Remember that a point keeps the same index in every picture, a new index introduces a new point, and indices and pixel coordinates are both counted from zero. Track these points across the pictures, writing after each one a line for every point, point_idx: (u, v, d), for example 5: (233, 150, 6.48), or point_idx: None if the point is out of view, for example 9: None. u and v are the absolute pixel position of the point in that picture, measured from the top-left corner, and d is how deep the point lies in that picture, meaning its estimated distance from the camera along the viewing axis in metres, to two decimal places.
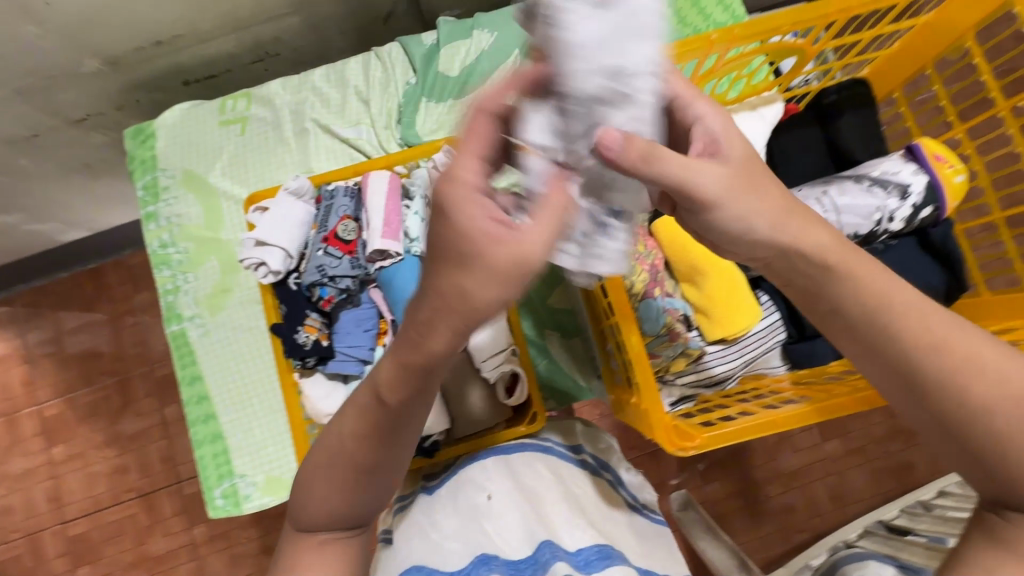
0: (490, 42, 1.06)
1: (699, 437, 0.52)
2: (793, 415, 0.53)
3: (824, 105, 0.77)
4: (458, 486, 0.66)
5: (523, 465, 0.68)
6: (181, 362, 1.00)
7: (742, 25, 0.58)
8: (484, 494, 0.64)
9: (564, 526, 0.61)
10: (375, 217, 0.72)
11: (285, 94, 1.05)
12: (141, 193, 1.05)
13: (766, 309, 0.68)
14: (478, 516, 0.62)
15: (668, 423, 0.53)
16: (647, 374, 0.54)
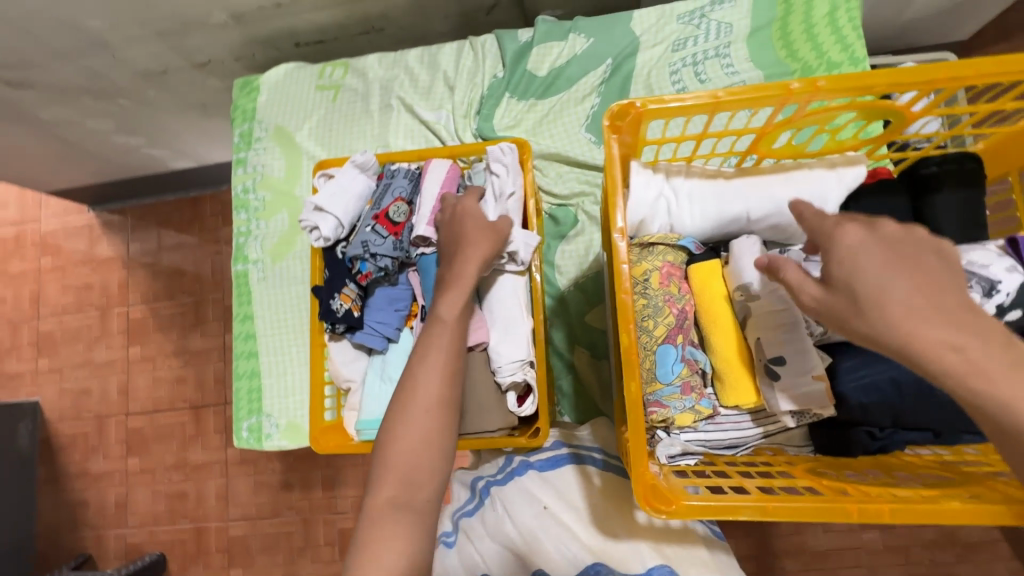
0: (584, 48, 1.04)
1: (674, 503, 0.48)
2: (781, 505, 0.46)
3: (919, 175, 0.67)
4: (516, 495, 0.72)
5: (572, 482, 0.72)
6: (239, 298, 1.09)
7: (832, 76, 0.53)
8: (540, 505, 0.70)
9: (623, 553, 0.65)
10: (426, 204, 0.74)
11: (379, 69, 1.10)
12: (237, 139, 1.14)
13: None
14: (538, 527, 0.69)
15: (647, 478, 0.49)
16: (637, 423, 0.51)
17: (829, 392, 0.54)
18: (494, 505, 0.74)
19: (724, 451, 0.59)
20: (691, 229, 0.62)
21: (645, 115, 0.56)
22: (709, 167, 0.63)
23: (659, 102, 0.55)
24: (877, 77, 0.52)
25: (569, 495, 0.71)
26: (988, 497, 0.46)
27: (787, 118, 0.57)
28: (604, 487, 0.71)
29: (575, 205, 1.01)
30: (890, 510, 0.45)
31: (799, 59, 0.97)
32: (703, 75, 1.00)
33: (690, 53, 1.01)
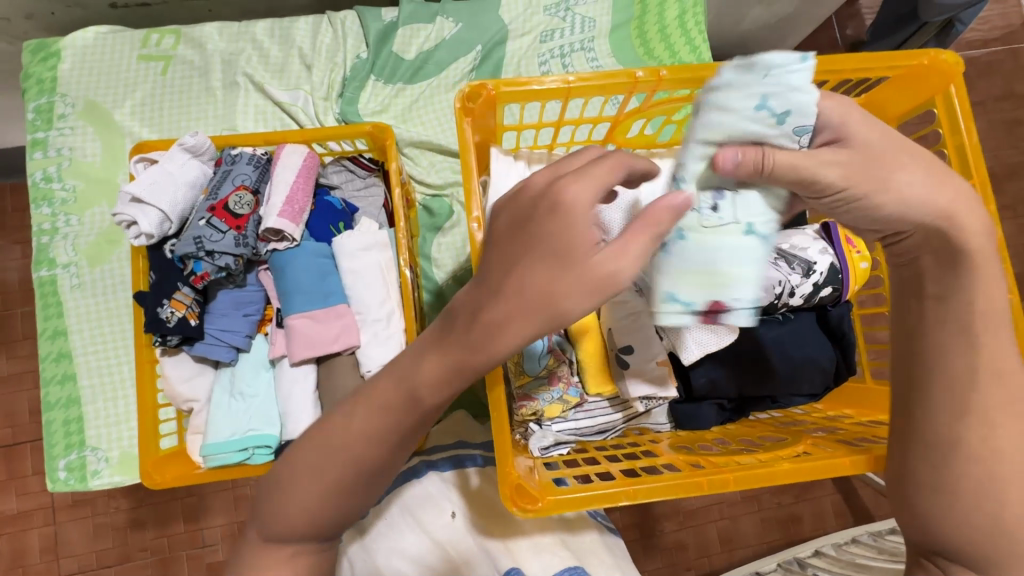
0: (452, 33, 1.01)
1: (539, 501, 0.48)
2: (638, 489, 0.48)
3: None
4: (419, 503, 0.68)
5: (472, 485, 0.70)
6: (45, 312, 0.89)
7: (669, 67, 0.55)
8: (448, 513, 0.68)
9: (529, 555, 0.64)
10: (278, 192, 0.66)
11: (219, 41, 0.97)
12: (31, 116, 0.93)
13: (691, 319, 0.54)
14: (443, 536, 0.66)
15: (512, 478, 0.49)
16: (500, 427, 0.49)
17: (670, 374, 0.56)
18: (389, 517, 0.68)
19: (593, 436, 0.59)
20: None
21: (499, 98, 0.55)
22: (567, 157, 0.63)
23: (510, 87, 0.54)
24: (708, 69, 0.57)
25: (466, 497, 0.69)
26: (815, 456, 0.52)
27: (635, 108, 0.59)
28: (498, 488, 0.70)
29: (449, 197, 0.97)
30: (735, 479, 0.49)
31: (654, 58, 1.04)
32: (570, 67, 1.03)
33: (558, 44, 1.03)
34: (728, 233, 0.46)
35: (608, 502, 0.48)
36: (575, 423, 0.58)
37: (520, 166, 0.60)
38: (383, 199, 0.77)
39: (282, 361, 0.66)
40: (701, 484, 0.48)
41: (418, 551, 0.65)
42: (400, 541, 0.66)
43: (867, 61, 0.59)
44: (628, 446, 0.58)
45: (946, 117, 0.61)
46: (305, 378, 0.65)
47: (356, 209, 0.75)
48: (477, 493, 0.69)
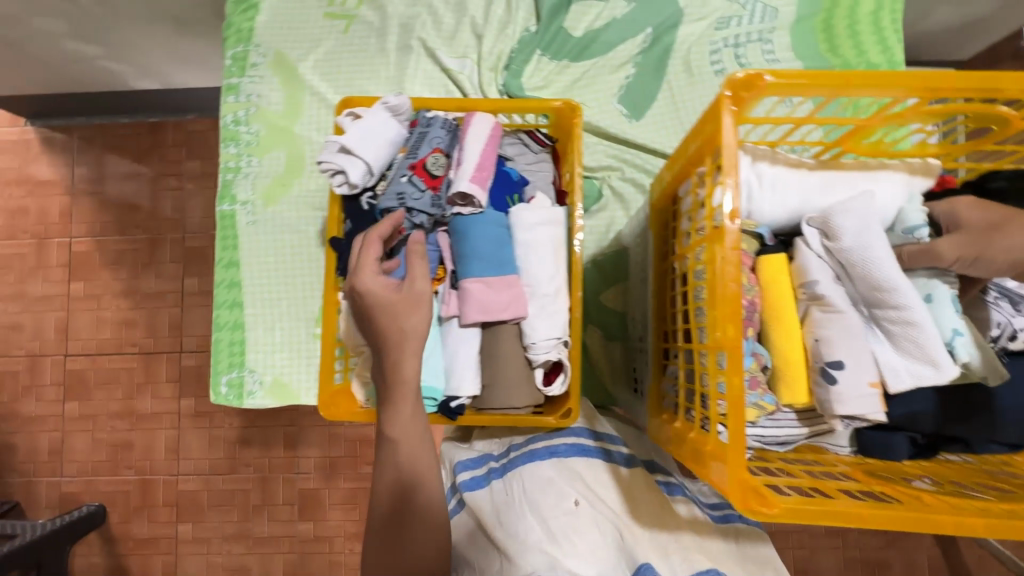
0: (624, 12, 0.99)
1: (779, 505, 0.41)
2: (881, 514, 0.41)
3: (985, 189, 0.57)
4: (546, 482, 0.67)
5: (603, 483, 0.68)
6: (224, 242, 0.99)
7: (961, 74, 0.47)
8: (574, 501, 0.65)
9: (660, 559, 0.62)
10: (469, 159, 0.69)
11: (399, 4, 1.00)
12: (229, 62, 1.02)
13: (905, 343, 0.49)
14: (570, 524, 0.63)
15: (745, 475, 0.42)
16: (736, 426, 0.42)
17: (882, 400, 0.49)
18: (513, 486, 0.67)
19: (775, 447, 0.54)
20: (771, 218, 0.54)
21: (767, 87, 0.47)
22: (789, 155, 0.54)
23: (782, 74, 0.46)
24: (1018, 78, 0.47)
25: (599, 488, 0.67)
26: None
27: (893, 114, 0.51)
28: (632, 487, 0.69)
29: (599, 180, 0.97)
30: (987, 525, 0.42)
31: (839, 56, 0.96)
32: (743, 58, 0.98)
33: (733, 34, 0.98)
34: (893, 265, 0.48)
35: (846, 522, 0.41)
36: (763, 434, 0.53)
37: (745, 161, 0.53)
38: (552, 175, 0.77)
39: (452, 321, 0.69)
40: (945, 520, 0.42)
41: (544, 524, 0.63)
42: (526, 522, 0.63)
43: None
44: (812, 464, 0.53)
45: None
46: (470, 340, 0.68)
47: (528, 182, 0.75)
48: (609, 489, 0.67)
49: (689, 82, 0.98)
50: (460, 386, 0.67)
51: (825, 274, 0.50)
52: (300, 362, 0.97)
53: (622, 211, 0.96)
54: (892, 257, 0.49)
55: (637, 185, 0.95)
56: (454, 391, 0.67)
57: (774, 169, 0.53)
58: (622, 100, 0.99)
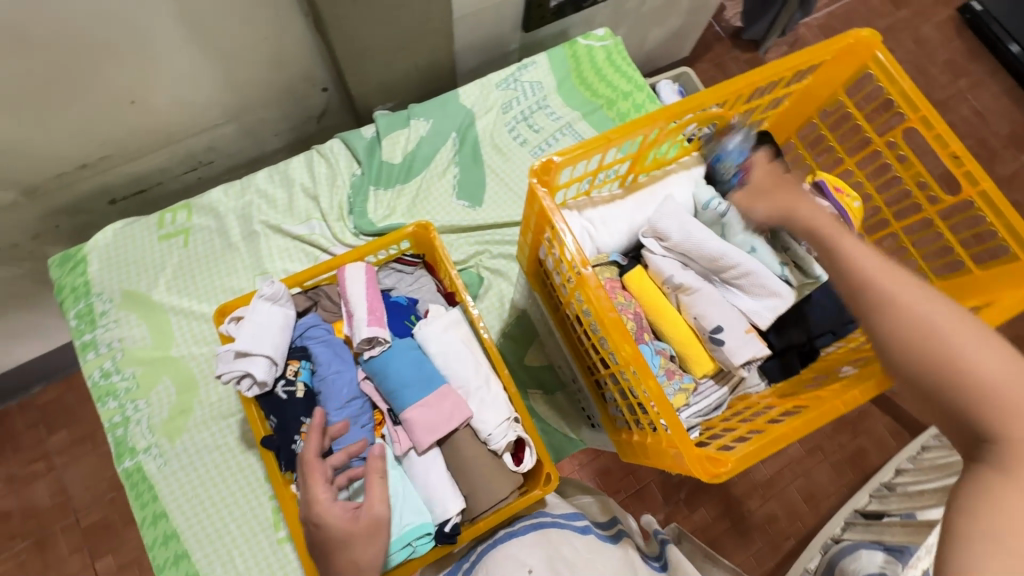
0: (427, 129, 1.13)
1: (729, 461, 0.49)
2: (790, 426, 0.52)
3: None
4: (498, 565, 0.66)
5: (557, 543, 0.69)
6: (140, 501, 0.91)
7: (678, 102, 0.62)
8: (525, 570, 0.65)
9: None
10: (359, 308, 0.74)
11: (229, 200, 1.06)
12: (75, 323, 0.98)
13: (752, 288, 0.60)
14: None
15: (697, 453, 0.49)
16: (670, 416, 0.50)
17: (760, 338, 0.60)
18: None
19: (714, 413, 0.62)
20: (614, 244, 0.64)
21: (557, 164, 0.59)
22: (604, 194, 0.67)
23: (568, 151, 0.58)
24: (706, 95, 0.63)
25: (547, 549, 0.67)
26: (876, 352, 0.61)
27: (654, 140, 0.65)
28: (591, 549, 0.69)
29: (474, 266, 1.07)
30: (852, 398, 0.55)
31: (601, 95, 1.20)
32: (535, 125, 1.17)
33: (519, 110, 1.17)
34: (713, 235, 0.61)
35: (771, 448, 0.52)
36: (698, 409, 0.62)
37: (575, 215, 0.64)
38: (435, 284, 0.85)
39: (410, 455, 0.71)
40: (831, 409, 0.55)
41: None
42: None
43: (809, 53, 0.68)
44: (744, 412, 0.62)
45: (880, 72, 0.69)
46: (434, 463, 0.70)
47: (417, 300, 0.83)
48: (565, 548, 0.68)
49: (506, 160, 1.14)
50: (446, 508, 0.68)
51: (674, 266, 0.62)
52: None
53: (506, 282, 1.06)
54: (710, 233, 0.61)
55: (507, 256, 1.07)
56: (442, 517, 0.68)
57: (599, 212, 0.64)
58: (460, 195, 1.11)
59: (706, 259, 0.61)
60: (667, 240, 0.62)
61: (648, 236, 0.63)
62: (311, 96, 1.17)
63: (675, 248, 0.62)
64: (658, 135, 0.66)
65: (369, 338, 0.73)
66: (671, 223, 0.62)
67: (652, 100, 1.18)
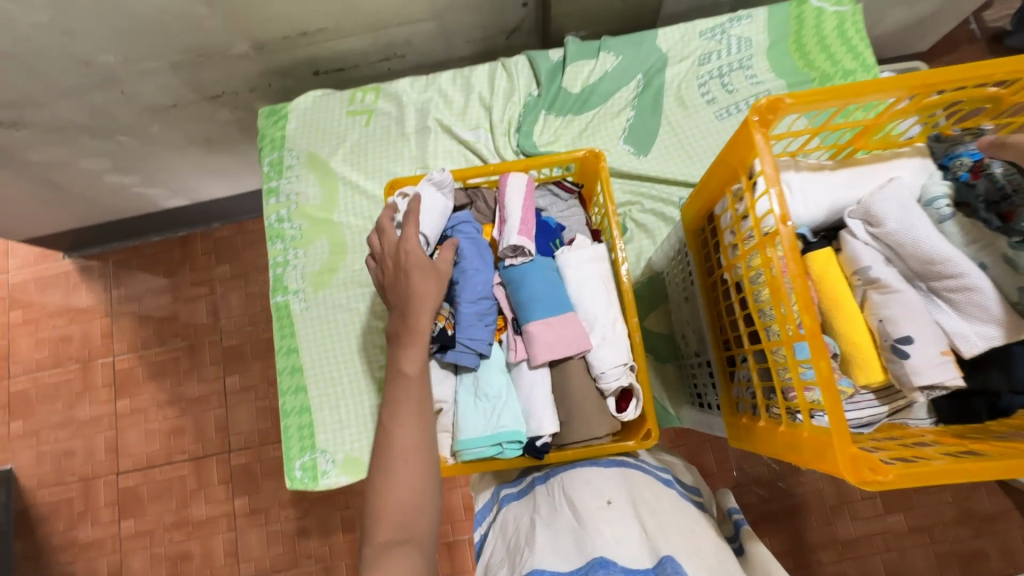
0: (614, 65, 1.09)
1: (890, 471, 0.43)
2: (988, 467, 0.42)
3: None
4: (577, 483, 0.65)
5: (639, 486, 0.65)
6: (281, 331, 1.05)
7: (950, 68, 0.51)
8: (603, 500, 0.62)
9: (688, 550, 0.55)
10: (512, 216, 0.75)
11: (412, 93, 1.11)
12: (267, 169, 1.12)
13: (967, 308, 0.51)
14: (603, 518, 0.59)
15: (849, 449, 0.44)
16: (833, 402, 0.45)
17: (956, 364, 0.51)
18: (551, 496, 0.66)
19: (860, 430, 0.56)
20: (808, 217, 0.57)
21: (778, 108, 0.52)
22: (813, 161, 0.59)
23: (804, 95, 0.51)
24: (994, 68, 0.51)
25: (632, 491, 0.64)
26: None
27: (899, 112, 0.55)
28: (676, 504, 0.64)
29: (620, 215, 1.04)
30: None
31: (816, 68, 1.06)
32: (730, 85, 1.07)
33: (717, 65, 1.08)
34: (938, 234, 0.52)
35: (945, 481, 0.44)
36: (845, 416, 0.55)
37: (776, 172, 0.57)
38: (585, 217, 0.84)
39: (520, 365, 0.74)
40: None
41: (562, 527, 0.60)
42: (554, 516, 0.62)
43: None
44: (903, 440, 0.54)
45: None
46: (540, 379, 0.72)
47: (565, 227, 0.82)
48: (648, 494, 0.64)
49: (686, 115, 1.07)
50: (540, 426, 0.70)
51: (875, 258, 0.54)
52: (369, 435, 1.00)
53: (647, 239, 1.02)
54: (937, 232, 0.52)
55: (657, 214, 1.02)
56: (535, 432, 0.70)
57: (803, 176, 0.58)
58: (628, 140, 1.07)
59: (921, 258, 0.52)
60: (876, 225, 0.54)
61: (853, 215, 0.56)
62: (509, 11, 1.17)
63: (883, 237, 0.54)
64: (904, 107, 0.56)
65: (513, 247, 0.74)
66: (893, 207, 0.53)
67: None
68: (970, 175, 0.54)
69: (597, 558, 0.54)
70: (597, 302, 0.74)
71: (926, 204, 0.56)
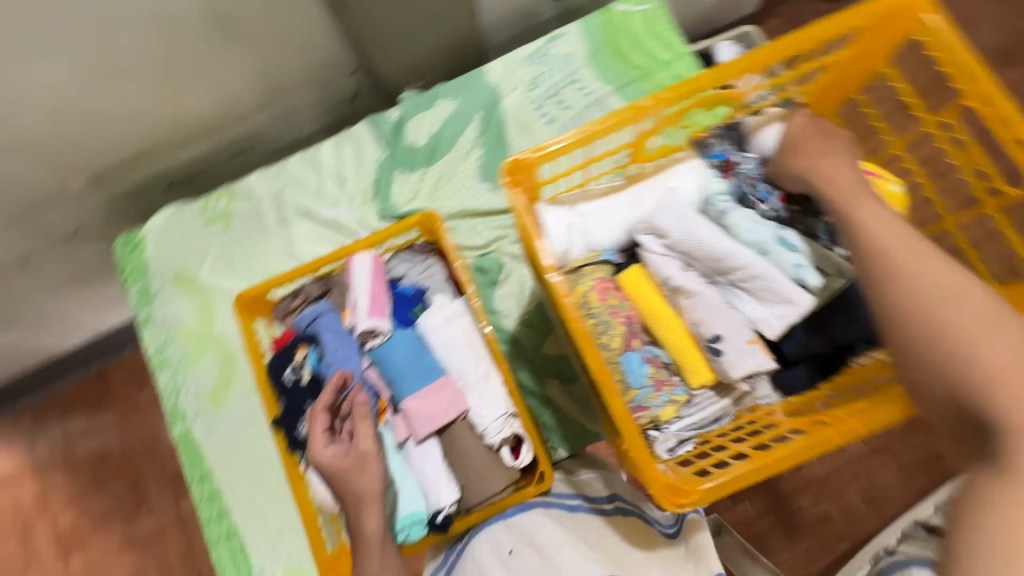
0: (452, 109, 1.11)
1: (692, 493, 0.50)
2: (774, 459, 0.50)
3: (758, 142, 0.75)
4: (484, 541, 0.68)
5: (539, 521, 0.68)
6: (188, 461, 1.01)
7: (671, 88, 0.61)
8: (507, 550, 0.65)
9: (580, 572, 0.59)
10: (362, 298, 0.76)
11: (263, 185, 1.10)
12: (134, 299, 1.08)
13: (762, 293, 0.54)
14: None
15: (662, 480, 0.51)
16: (635, 435, 0.52)
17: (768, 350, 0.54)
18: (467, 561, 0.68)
19: (711, 426, 0.58)
20: (608, 241, 0.60)
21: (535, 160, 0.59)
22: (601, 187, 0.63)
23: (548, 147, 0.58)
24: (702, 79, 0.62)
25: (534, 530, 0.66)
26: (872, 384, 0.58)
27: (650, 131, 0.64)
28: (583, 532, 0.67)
29: (495, 251, 1.05)
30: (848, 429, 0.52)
31: (637, 66, 1.11)
32: (564, 101, 1.10)
33: (547, 85, 1.11)
34: (716, 232, 0.55)
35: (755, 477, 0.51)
36: (695, 420, 0.57)
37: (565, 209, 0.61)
38: (444, 272, 0.84)
39: (408, 443, 0.73)
40: (827, 442, 0.52)
41: None
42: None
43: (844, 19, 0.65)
44: (746, 428, 0.58)
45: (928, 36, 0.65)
46: (429, 452, 0.72)
47: (425, 289, 0.83)
48: (544, 531, 0.66)
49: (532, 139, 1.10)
50: (439, 498, 0.70)
51: (673, 267, 0.57)
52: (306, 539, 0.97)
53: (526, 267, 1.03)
54: (719, 232, 0.56)
55: None
56: (434, 507, 0.70)
57: (593, 206, 0.61)
58: (483, 178, 1.09)
59: (706, 258, 0.55)
60: (665, 236, 0.57)
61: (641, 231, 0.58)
62: (342, 79, 1.18)
63: (675, 246, 0.57)
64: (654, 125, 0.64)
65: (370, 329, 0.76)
66: (672, 221, 0.56)
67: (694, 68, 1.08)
68: (722, 171, 0.66)
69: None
70: (465, 360, 0.75)
71: (706, 203, 0.60)
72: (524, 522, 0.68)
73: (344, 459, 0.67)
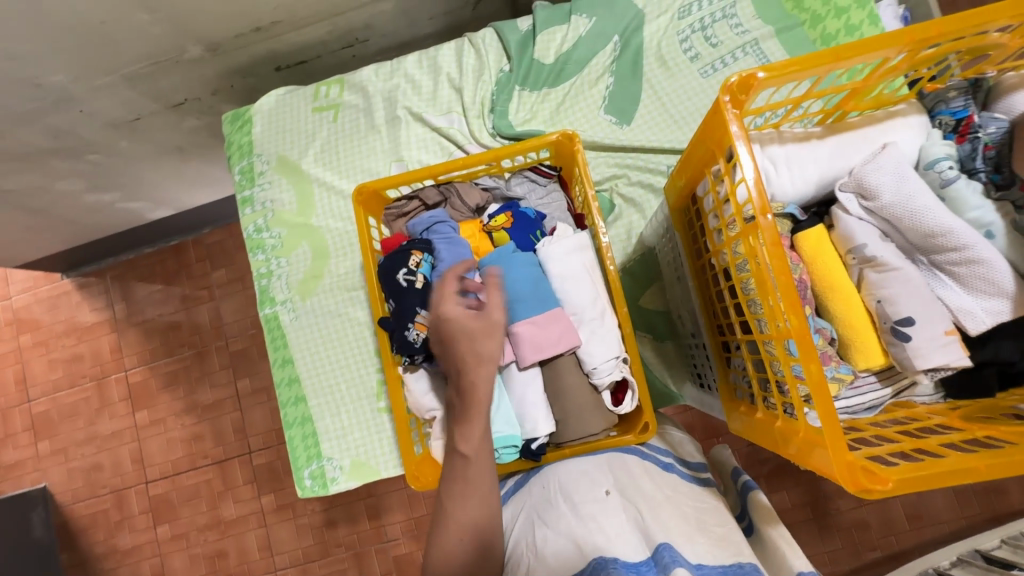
0: (588, 28, 1.01)
1: (890, 481, 0.45)
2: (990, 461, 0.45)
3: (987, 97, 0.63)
4: (575, 480, 0.62)
5: (635, 473, 0.62)
6: (274, 344, 1.03)
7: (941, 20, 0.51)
8: (602, 491, 0.59)
9: (683, 537, 0.53)
10: None
11: (377, 81, 1.05)
12: (239, 178, 1.08)
13: (977, 282, 0.51)
14: (597, 510, 0.56)
15: (852, 461, 0.46)
16: (827, 408, 0.47)
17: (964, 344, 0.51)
18: (546, 492, 0.63)
19: (864, 413, 0.56)
20: (796, 195, 0.58)
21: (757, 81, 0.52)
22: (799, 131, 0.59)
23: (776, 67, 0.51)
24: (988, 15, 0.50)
25: (632, 480, 0.60)
26: None
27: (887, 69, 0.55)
28: (677, 488, 0.61)
29: (607, 191, 1.00)
30: None
31: (806, 9, 0.97)
32: (713, 38, 0.99)
33: (697, 18, 1.00)
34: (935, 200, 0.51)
35: (956, 481, 0.45)
36: (848, 402, 0.55)
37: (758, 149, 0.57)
38: (566, 203, 0.81)
39: (510, 366, 0.71)
40: None
41: (563, 526, 0.56)
42: (552, 513, 0.59)
43: None
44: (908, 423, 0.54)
45: None
46: (532, 380, 0.70)
47: (545, 215, 0.79)
48: (643, 483, 0.61)
49: (669, 76, 1.00)
50: (536, 427, 0.68)
51: (870, 235, 0.53)
52: (372, 439, 1.00)
53: (636, 213, 0.98)
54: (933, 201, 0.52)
55: (645, 186, 0.97)
56: (529, 434, 0.69)
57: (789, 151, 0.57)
58: (609, 109, 1.01)
59: (916, 233, 0.52)
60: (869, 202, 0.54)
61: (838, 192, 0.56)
62: None
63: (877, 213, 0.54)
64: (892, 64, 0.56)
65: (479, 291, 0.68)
66: (891, 188, 0.52)
67: (871, 22, 0.94)
68: (954, 135, 0.60)
69: (597, 558, 0.50)
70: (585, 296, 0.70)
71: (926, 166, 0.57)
72: (619, 466, 0.64)
73: (469, 326, 0.64)
